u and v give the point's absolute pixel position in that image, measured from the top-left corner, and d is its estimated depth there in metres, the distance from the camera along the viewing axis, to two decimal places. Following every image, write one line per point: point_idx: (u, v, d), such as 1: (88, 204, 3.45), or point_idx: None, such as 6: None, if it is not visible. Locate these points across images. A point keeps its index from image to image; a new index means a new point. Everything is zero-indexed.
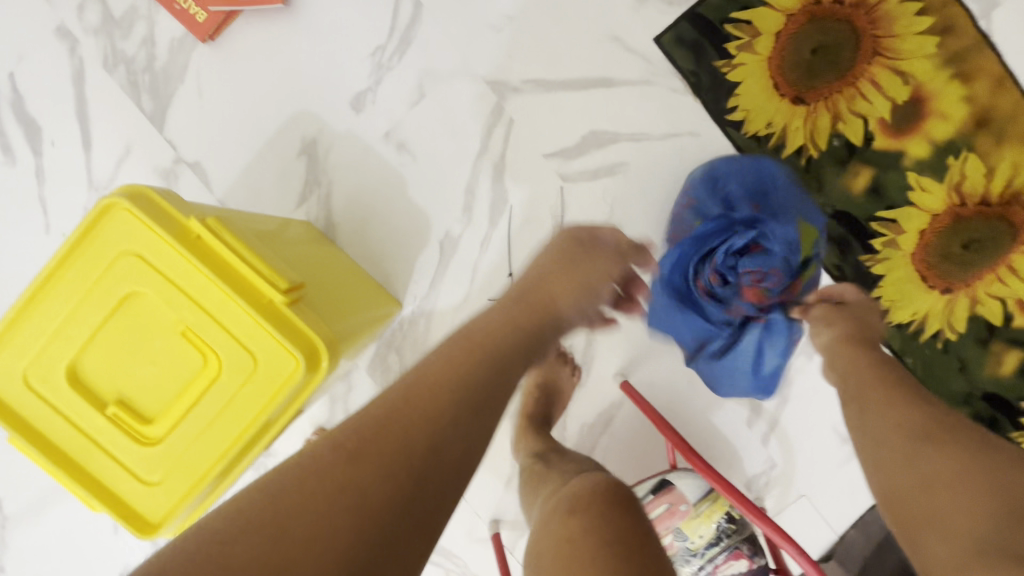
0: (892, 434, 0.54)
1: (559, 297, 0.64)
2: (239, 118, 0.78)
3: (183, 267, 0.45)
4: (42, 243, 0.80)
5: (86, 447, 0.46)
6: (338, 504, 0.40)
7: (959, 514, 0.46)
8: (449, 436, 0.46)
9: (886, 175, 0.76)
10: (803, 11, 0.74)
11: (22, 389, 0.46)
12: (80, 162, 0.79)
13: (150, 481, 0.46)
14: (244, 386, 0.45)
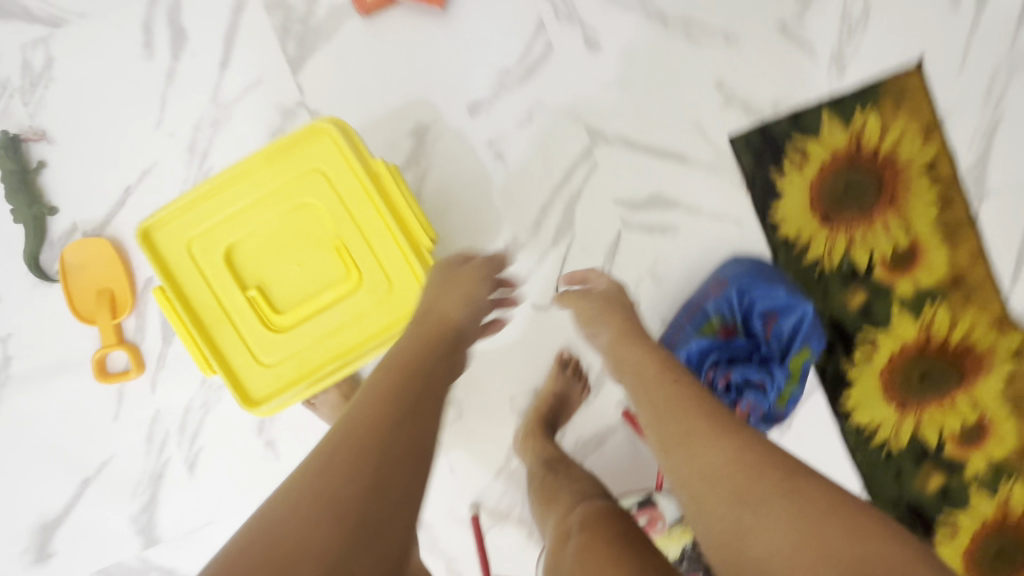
0: (699, 467, 0.55)
1: (454, 320, 0.61)
2: (367, 86, 0.87)
3: (355, 194, 0.65)
4: (149, 136, 0.86)
5: (233, 310, 0.65)
6: (314, 512, 0.43)
7: (759, 531, 0.49)
8: (398, 432, 0.49)
9: (876, 302, 0.92)
10: (847, 154, 0.91)
11: (193, 246, 0.65)
12: (211, 78, 0.86)
13: (281, 349, 0.66)
14: (367, 311, 0.67)
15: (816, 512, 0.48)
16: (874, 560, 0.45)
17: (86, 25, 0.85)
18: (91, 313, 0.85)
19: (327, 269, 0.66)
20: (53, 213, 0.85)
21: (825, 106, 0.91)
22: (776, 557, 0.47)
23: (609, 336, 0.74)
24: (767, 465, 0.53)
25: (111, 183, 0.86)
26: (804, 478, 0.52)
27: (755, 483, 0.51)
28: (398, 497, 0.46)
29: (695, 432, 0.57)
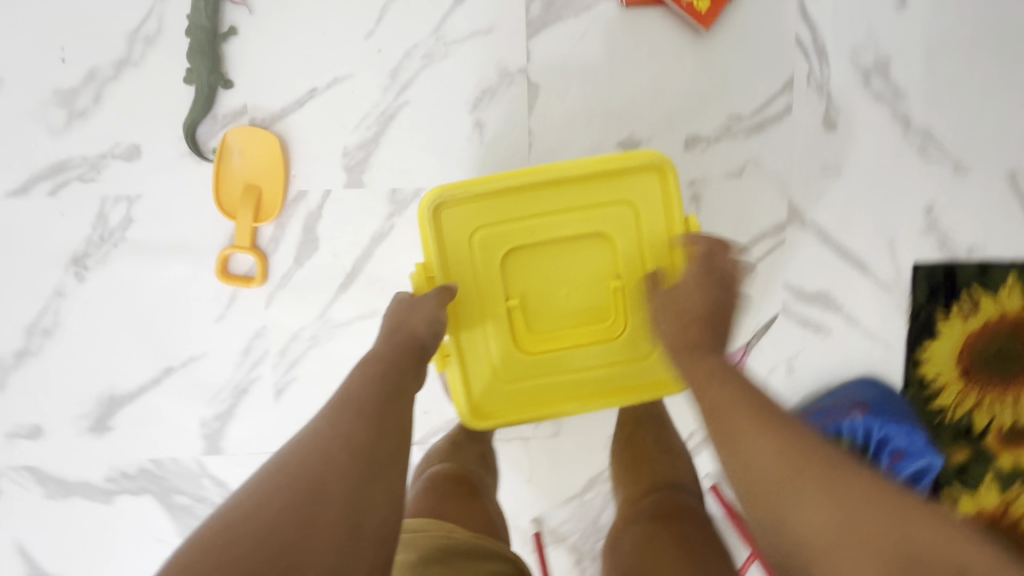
0: (740, 451, 0.44)
1: (427, 323, 0.59)
2: (596, 80, 0.81)
3: (654, 238, 0.66)
4: (355, 45, 0.78)
5: (499, 312, 0.67)
6: (329, 450, 0.43)
7: (808, 517, 0.39)
8: (396, 396, 0.50)
9: (975, 465, 0.94)
10: (1014, 320, 0.90)
11: (482, 233, 0.65)
12: (441, 7, 0.78)
13: (532, 367, 0.68)
14: (616, 363, 0.69)
15: (862, 500, 0.39)
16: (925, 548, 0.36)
17: None
18: (234, 208, 0.78)
19: (591, 307, 0.68)
20: (228, 88, 0.77)
21: (1015, 267, 0.89)
22: (816, 541, 0.38)
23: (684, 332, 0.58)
24: (811, 448, 0.42)
25: (298, 78, 0.78)
26: (853, 465, 0.41)
27: (797, 468, 0.41)
28: (398, 456, 0.45)
29: (735, 414, 0.47)
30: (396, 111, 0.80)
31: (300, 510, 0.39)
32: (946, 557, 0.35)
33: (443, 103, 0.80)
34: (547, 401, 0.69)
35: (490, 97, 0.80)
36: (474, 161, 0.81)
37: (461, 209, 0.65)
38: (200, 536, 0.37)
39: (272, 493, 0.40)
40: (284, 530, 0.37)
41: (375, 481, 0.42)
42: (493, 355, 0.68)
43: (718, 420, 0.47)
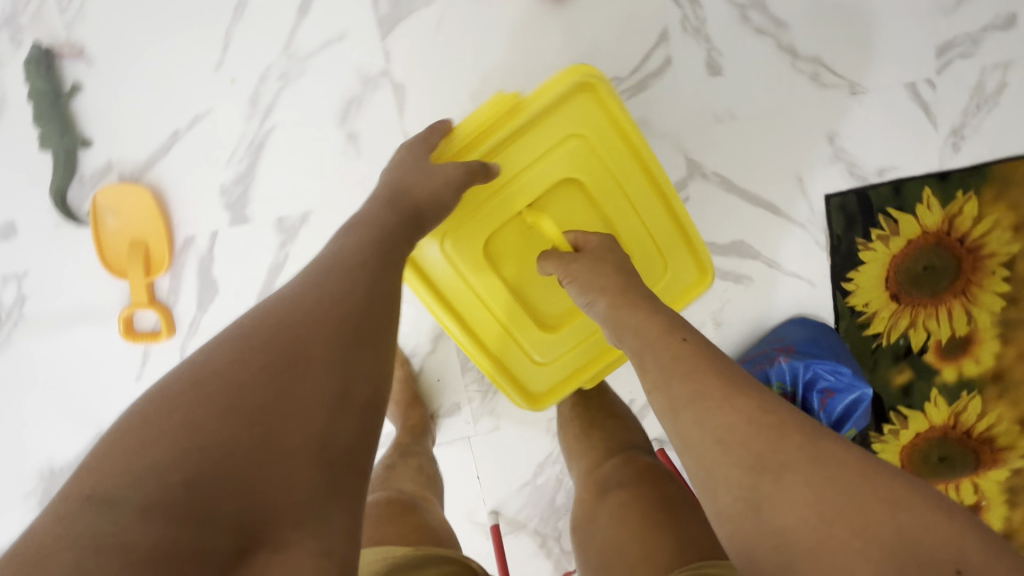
0: (708, 429, 0.45)
1: (427, 203, 0.59)
2: (462, 67, 0.77)
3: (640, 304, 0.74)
4: (206, 78, 0.75)
5: (510, 208, 0.67)
6: (317, 310, 0.43)
7: (782, 499, 0.40)
8: (379, 276, 0.49)
9: (918, 383, 0.94)
10: (934, 234, 0.88)
11: (568, 147, 0.64)
12: (286, 22, 0.75)
13: (471, 270, 0.69)
14: (519, 340, 0.73)
15: (849, 486, 0.40)
16: (913, 534, 0.38)
17: None
18: (122, 266, 0.77)
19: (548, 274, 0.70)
20: (86, 147, 0.76)
21: (929, 180, 0.87)
22: (805, 531, 0.39)
23: (605, 302, 0.60)
24: (789, 424, 0.43)
25: (156, 124, 0.76)
26: (829, 443, 0.43)
27: (772, 445, 0.42)
28: (382, 330, 0.46)
29: (683, 394, 0.47)
30: (264, 139, 0.77)
31: (277, 367, 0.39)
32: (931, 543, 0.37)
33: (310, 121, 0.77)
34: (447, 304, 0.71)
35: (357, 106, 0.77)
36: (355, 175, 0.79)
37: (591, 105, 0.63)
38: (167, 383, 0.38)
39: (241, 354, 0.39)
40: (259, 393, 0.38)
41: (360, 347, 0.43)
42: (445, 240, 0.67)
43: (677, 392, 0.48)
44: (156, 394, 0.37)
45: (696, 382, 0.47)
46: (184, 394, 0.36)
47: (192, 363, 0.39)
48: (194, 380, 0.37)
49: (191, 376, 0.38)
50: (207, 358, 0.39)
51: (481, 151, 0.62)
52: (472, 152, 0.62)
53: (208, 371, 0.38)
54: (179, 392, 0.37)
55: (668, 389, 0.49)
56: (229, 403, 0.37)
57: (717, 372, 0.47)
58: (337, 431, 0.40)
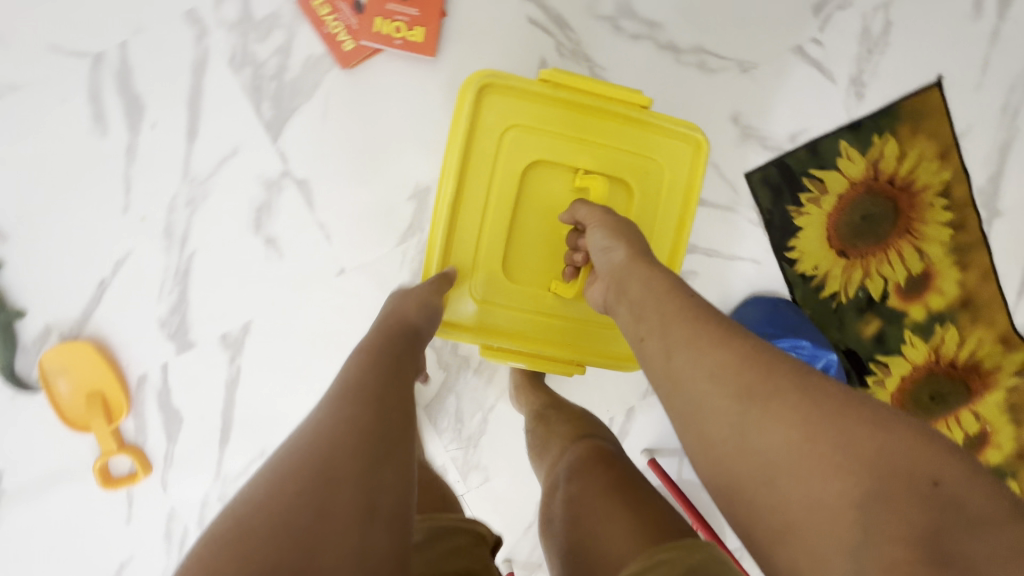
0: (699, 364, 0.44)
1: (415, 312, 0.63)
2: (357, 148, 0.79)
3: (589, 336, 0.75)
4: (118, 222, 0.77)
5: (574, 158, 0.70)
6: (336, 435, 0.44)
7: (768, 423, 0.40)
8: (388, 386, 0.50)
9: (889, 329, 0.93)
10: (864, 183, 0.88)
11: (643, 171, 0.71)
12: (180, 152, 0.76)
13: (501, 177, 0.69)
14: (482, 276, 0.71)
15: (836, 408, 0.40)
16: (897, 453, 0.37)
17: (20, 99, 0.73)
18: (83, 420, 0.79)
19: (543, 236, 0.72)
20: (22, 317, 0.77)
21: (842, 134, 0.87)
22: (786, 450, 0.39)
23: (622, 250, 0.57)
24: (775, 357, 0.43)
25: (82, 277, 0.78)
26: (818, 375, 0.43)
27: (763, 376, 0.42)
28: (400, 440, 0.47)
29: (677, 334, 0.47)
30: (189, 265, 0.79)
31: (311, 498, 0.39)
32: (913, 462, 0.37)
33: (228, 237, 0.79)
34: (455, 205, 0.69)
35: (268, 211, 0.79)
36: (283, 277, 0.81)
37: (684, 154, 0.71)
38: (213, 540, 0.38)
39: (274, 495, 0.39)
40: (301, 520, 0.38)
41: (384, 463, 0.44)
42: (510, 130, 0.68)
43: (672, 333, 0.47)
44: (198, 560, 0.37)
45: (693, 321, 0.47)
46: (231, 547, 0.37)
47: (232, 516, 0.39)
48: (238, 530, 0.38)
49: (234, 526, 0.38)
50: (245, 506, 0.40)
51: (568, 95, 0.68)
52: (585, 100, 0.68)
53: (248, 517, 0.38)
54: (225, 547, 0.37)
55: (664, 330, 0.48)
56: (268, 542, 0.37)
57: (715, 318, 0.47)
58: (372, 545, 0.40)
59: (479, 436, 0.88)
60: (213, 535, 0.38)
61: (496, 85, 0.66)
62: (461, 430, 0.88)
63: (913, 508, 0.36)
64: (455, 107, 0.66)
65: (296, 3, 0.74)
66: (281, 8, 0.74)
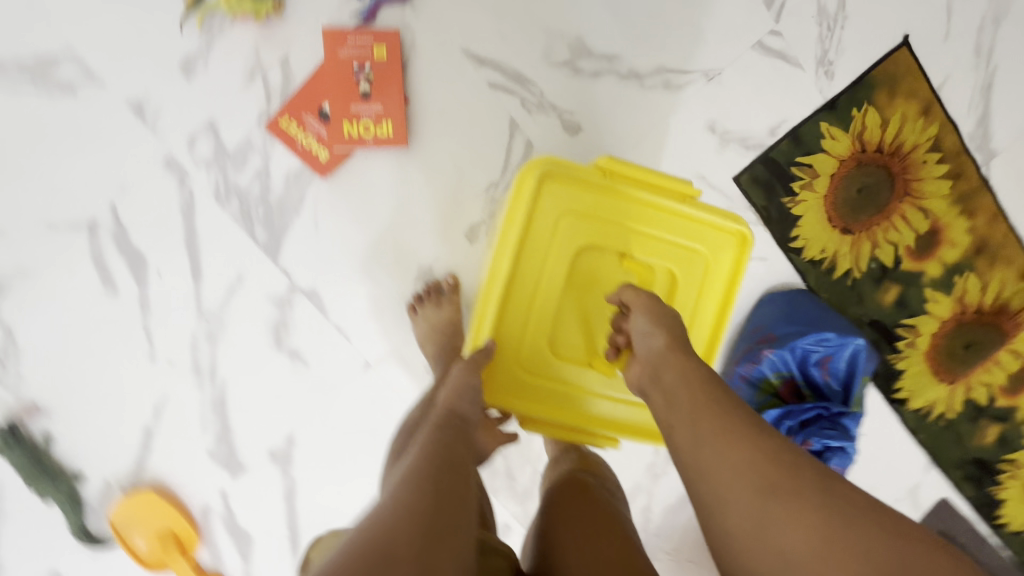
0: (724, 458, 0.48)
1: (463, 402, 0.63)
2: (354, 249, 0.80)
3: (616, 411, 0.75)
4: (148, 370, 0.80)
5: (625, 245, 0.70)
6: (398, 520, 0.46)
7: (790, 526, 0.44)
8: (444, 475, 0.52)
9: (909, 292, 0.93)
10: (852, 158, 0.87)
11: (688, 263, 0.71)
12: (190, 292, 0.79)
13: (551, 258, 0.69)
14: (522, 348, 0.72)
15: (852, 514, 0.44)
16: (899, 554, 0.43)
17: (32, 281, 0.76)
18: (160, 560, 0.83)
19: (585, 313, 0.72)
20: (82, 479, 0.81)
21: (821, 116, 0.86)
22: (805, 550, 0.43)
23: (663, 339, 0.56)
24: (798, 460, 0.47)
25: (128, 429, 0.81)
26: (836, 478, 0.47)
27: (782, 474, 0.46)
28: (456, 524, 0.49)
29: (706, 429, 0.50)
30: (223, 394, 0.82)
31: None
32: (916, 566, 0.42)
33: (253, 359, 0.81)
34: (510, 281, 0.69)
35: (285, 326, 0.81)
36: (314, 385, 0.83)
37: (725, 248, 0.71)
38: None
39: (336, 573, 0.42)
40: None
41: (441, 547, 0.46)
42: (564, 217, 0.68)
43: (705, 425, 0.50)
44: None
45: (726, 415, 0.50)
46: None
47: None
48: None
49: None
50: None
51: (628, 187, 0.67)
52: (641, 191, 0.68)
53: None
54: None
55: (698, 420, 0.50)
56: None
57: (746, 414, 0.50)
58: None
59: (533, 488, 0.90)
60: None
61: (557, 172, 0.65)
62: (515, 486, 0.90)
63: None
64: (515, 188, 0.66)
65: (264, 126, 0.76)
66: (251, 135, 0.76)
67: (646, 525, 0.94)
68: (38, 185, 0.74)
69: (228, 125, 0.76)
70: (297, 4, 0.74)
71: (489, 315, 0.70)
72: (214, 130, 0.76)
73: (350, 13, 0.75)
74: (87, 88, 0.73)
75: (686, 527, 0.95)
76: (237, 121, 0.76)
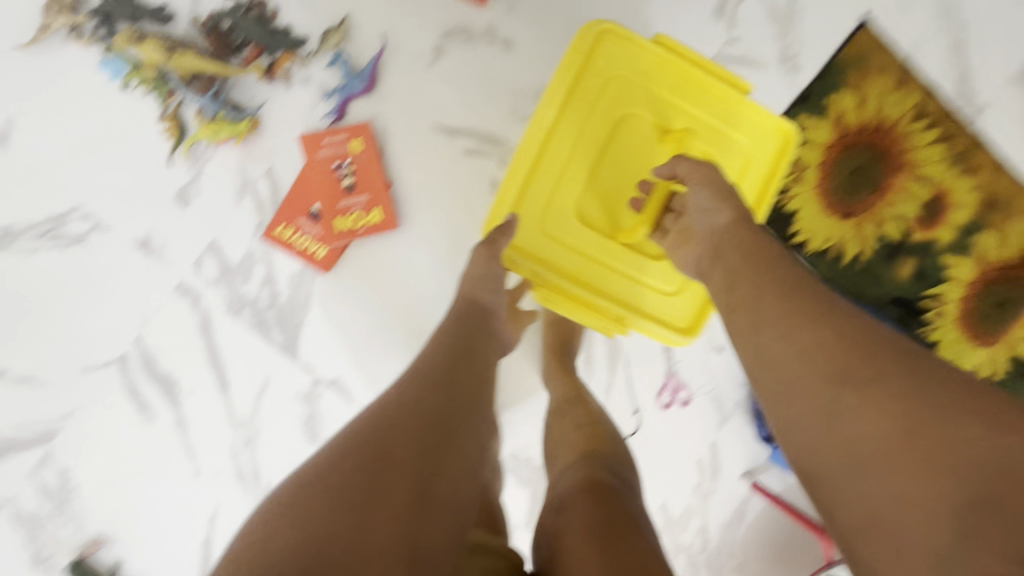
0: (789, 346, 0.49)
1: (478, 304, 0.68)
2: (366, 332, 0.83)
3: (630, 289, 0.76)
4: (197, 485, 0.83)
5: (668, 123, 0.72)
6: (403, 412, 0.50)
7: (861, 413, 0.43)
8: (449, 376, 0.56)
9: (925, 263, 0.90)
10: (836, 143, 0.87)
11: (729, 154, 0.73)
12: (222, 404, 0.82)
13: (594, 123, 0.71)
14: (550, 212, 0.72)
15: (937, 406, 0.42)
16: (1002, 457, 0.39)
17: (77, 422, 0.80)
18: None
19: (617, 189, 0.73)
20: None
21: (795, 111, 0.86)
22: (877, 439, 0.42)
23: (727, 215, 0.60)
24: (875, 344, 0.46)
25: (189, 545, 0.84)
26: (926, 365, 0.45)
27: (855, 362, 0.45)
28: (457, 421, 0.52)
29: (768, 315, 0.51)
30: (270, 494, 0.84)
31: (371, 464, 0.45)
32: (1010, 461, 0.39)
33: (292, 455, 0.84)
34: (546, 140, 0.70)
35: (316, 420, 0.84)
36: None
37: (769, 142, 0.74)
38: (288, 489, 0.45)
39: (343, 454, 0.46)
40: (351, 486, 0.43)
41: (443, 444, 0.48)
42: (609, 84, 0.70)
43: (767, 307, 0.52)
44: (271, 506, 0.44)
45: (796, 305, 0.50)
46: (298, 495, 0.44)
47: (304, 474, 0.46)
48: (308, 484, 0.44)
49: (304, 482, 0.44)
50: (315, 466, 0.46)
51: (679, 63, 0.71)
52: (693, 71, 0.71)
53: (317, 478, 0.45)
54: (293, 499, 0.43)
55: (757, 305, 0.52)
56: (327, 498, 0.43)
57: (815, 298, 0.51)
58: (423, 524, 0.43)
59: None
60: (286, 487, 0.45)
61: (614, 34, 0.69)
62: None
63: (1017, 517, 0.37)
64: (572, 48, 0.68)
65: (262, 236, 0.79)
66: (251, 247, 0.80)
67: (707, 547, 0.93)
68: (68, 334, 0.79)
69: (229, 242, 0.79)
70: (272, 118, 0.78)
71: (520, 173, 0.71)
72: (217, 249, 0.80)
73: (321, 115, 0.78)
74: (97, 235, 0.78)
75: (745, 543, 0.93)
76: (237, 237, 0.79)
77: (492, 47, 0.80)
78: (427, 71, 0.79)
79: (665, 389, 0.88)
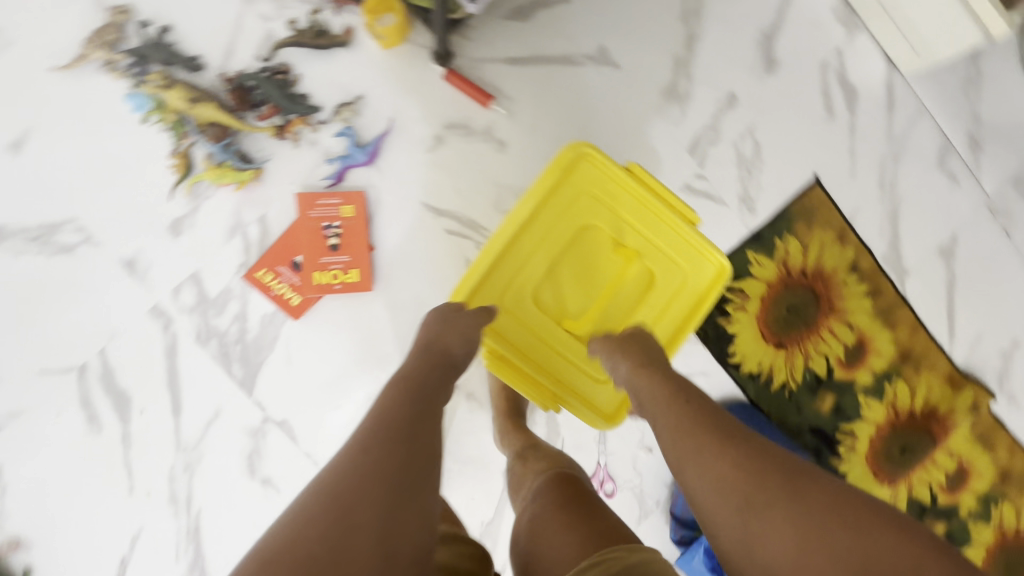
0: (704, 483, 0.51)
1: (455, 344, 0.65)
2: (323, 380, 0.87)
3: (567, 374, 0.80)
4: (128, 502, 0.85)
5: (625, 238, 0.78)
6: (367, 469, 0.47)
7: (768, 535, 0.47)
8: (419, 424, 0.53)
9: (844, 400, 0.99)
10: (778, 280, 0.96)
11: (673, 274, 0.79)
12: (170, 427, 0.85)
13: (559, 226, 0.77)
14: (509, 295, 0.77)
15: (824, 513, 0.46)
16: (885, 560, 0.43)
17: (23, 423, 0.82)
18: None
19: (571, 285, 0.79)
20: None
21: (747, 246, 0.96)
22: (783, 558, 0.46)
23: (628, 364, 0.66)
24: (771, 463, 0.50)
25: (105, 562, 0.85)
26: (810, 480, 0.49)
27: (761, 489, 0.49)
28: (423, 480, 0.49)
29: (682, 445, 0.54)
30: (198, 522, 0.86)
31: (332, 538, 0.43)
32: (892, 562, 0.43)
33: (228, 487, 0.87)
34: (517, 231, 0.75)
35: (258, 457, 0.87)
36: (283, 511, 0.88)
37: (707, 273, 0.79)
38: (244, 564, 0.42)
39: (304, 521, 0.44)
40: (319, 562, 0.41)
41: (403, 510, 0.47)
42: (579, 194, 0.76)
43: (676, 439, 0.55)
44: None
45: (696, 435, 0.54)
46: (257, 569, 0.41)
47: (263, 544, 0.43)
48: (265, 560, 0.42)
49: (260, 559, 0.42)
50: (275, 536, 0.43)
51: (641, 190, 0.76)
52: (655, 197, 0.77)
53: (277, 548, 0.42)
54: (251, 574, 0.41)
55: (672, 438, 0.56)
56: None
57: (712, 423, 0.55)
58: None
59: None
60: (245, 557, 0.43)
61: (592, 156, 0.75)
62: None
63: None
64: (554, 162, 0.74)
65: (243, 276, 0.84)
66: (231, 284, 0.85)
67: None
68: (35, 338, 0.82)
69: (211, 276, 0.84)
70: (275, 171, 0.84)
71: (490, 255, 0.75)
72: (198, 281, 0.84)
73: (320, 177, 0.85)
74: (86, 249, 0.82)
75: None
76: (220, 273, 0.84)
77: (487, 145, 0.89)
78: (424, 155, 0.87)
79: (594, 479, 0.94)
